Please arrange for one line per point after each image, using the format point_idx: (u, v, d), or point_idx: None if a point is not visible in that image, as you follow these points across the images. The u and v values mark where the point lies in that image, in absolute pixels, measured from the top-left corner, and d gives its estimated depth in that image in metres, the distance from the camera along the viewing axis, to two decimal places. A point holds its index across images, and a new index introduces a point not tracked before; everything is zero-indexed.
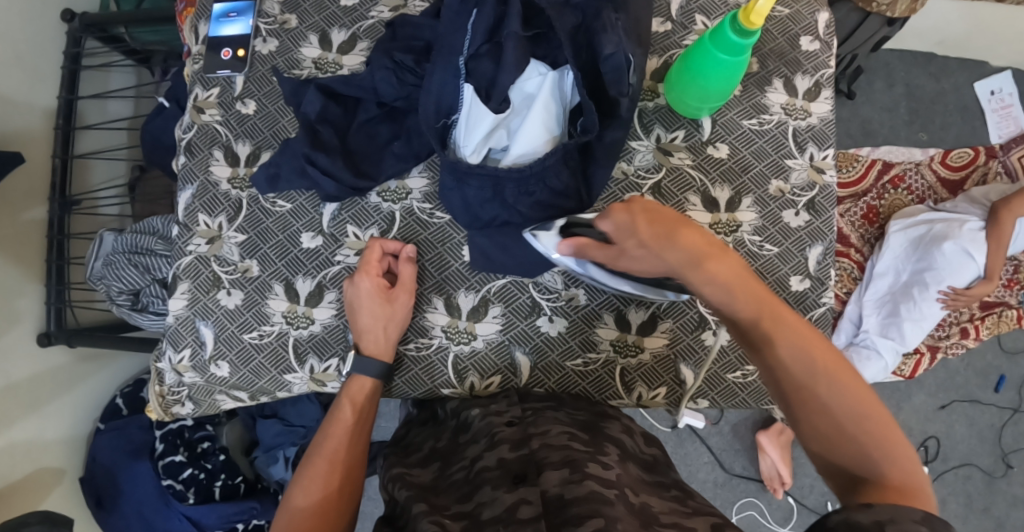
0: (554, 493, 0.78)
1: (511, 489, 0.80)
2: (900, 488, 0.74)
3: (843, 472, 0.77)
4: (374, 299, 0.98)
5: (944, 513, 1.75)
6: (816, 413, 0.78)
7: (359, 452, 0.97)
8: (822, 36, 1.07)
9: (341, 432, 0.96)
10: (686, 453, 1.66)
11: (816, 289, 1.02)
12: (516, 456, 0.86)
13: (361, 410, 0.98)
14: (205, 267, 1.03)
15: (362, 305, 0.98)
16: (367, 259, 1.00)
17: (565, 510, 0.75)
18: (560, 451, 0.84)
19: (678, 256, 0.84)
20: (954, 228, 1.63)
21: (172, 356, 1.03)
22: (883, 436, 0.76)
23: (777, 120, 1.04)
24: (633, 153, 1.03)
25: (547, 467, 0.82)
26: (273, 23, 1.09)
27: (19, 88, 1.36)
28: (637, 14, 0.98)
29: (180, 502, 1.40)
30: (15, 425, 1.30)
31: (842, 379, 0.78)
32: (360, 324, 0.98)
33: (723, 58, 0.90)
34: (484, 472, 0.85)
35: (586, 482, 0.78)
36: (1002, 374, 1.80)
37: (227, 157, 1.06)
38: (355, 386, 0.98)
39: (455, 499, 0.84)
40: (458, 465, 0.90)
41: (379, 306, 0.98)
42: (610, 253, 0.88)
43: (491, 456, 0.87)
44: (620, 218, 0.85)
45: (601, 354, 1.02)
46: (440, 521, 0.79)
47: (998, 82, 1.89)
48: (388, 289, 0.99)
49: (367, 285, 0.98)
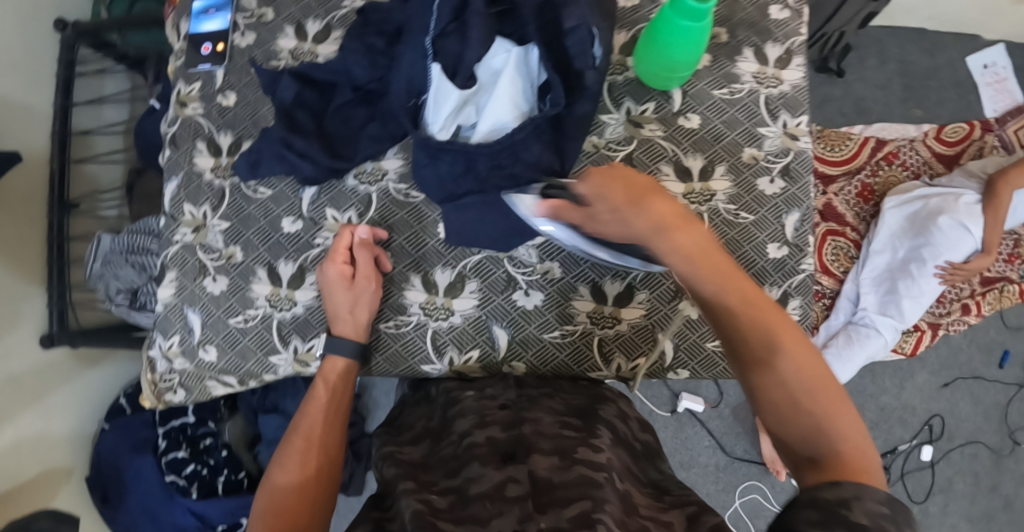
0: (542, 475, 0.79)
1: (499, 466, 0.82)
2: (844, 462, 0.74)
3: (798, 450, 0.76)
4: (339, 287, 0.99)
5: (951, 492, 1.73)
6: (770, 382, 0.78)
7: (338, 437, 0.98)
8: (791, 4, 1.08)
9: (316, 412, 0.98)
10: (687, 438, 1.65)
11: (795, 256, 1.02)
12: (507, 436, 0.86)
13: (334, 390, 1.00)
14: (191, 255, 1.05)
15: (329, 292, 1.00)
16: (335, 246, 1.01)
17: (552, 492, 0.77)
18: (551, 440, 0.84)
19: (643, 225, 0.86)
20: (949, 202, 1.63)
21: (162, 342, 1.06)
22: (830, 410, 0.76)
23: (749, 88, 1.05)
24: (603, 127, 1.04)
25: (537, 452, 0.82)
26: (251, 17, 1.11)
27: (16, 94, 1.39)
28: None
29: (184, 497, 1.43)
30: (20, 424, 1.32)
31: (802, 355, 0.78)
32: (330, 309, 1.00)
33: (685, 25, 0.91)
34: (472, 447, 0.86)
35: (574, 467, 0.80)
36: (1006, 350, 1.79)
37: (210, 148, 1.08)
38: (330, 367, 1.00)
39: (443, 474, 0.85)
40: (448, 439, 0.92)
41: (342, 292, 0.99)
42: (582, 215, 0.90)
43: (481, 433, 0.88)
44: (596, 180, 0.89)
45: (578, 326, 1.02)
46: (428, 500, 0.79)
47: (992, 56, 1.87)
48: (352, 276, 1.00)
49: (332, 273, 1.00)
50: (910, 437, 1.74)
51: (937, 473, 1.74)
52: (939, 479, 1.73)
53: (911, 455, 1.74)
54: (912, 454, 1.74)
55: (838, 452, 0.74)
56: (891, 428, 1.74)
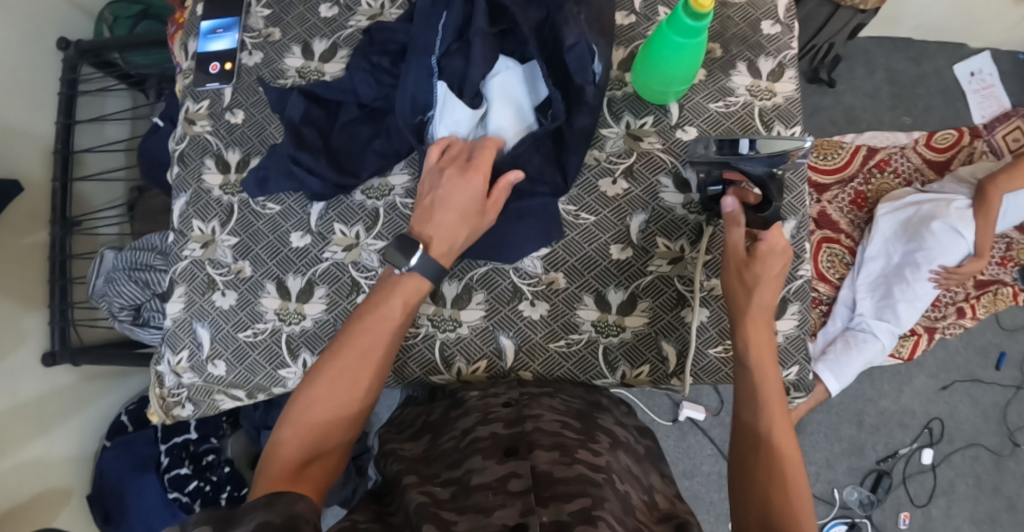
0: (544, 469, 0.81)
1: (501, 461, 0.84)
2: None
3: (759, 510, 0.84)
4: (470, 202, 0.96)
5: (953, 494, 1.75)
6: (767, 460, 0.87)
7: (384, 364, 0.95)
8: (782, 20, 1.11)
9: (377, 335, 0.94)
10: (689, 446, 1.67)
11: (792, 262, 1.05)
12: (509, 432, 0.88)
13: (407, 311, 0.96)
14: (201, 270, 1.07)
15: (457, 199, 0.95)
16: (485, 157, 0.96)
17: (552, 486, 0.79)
18: (551, 437, 0.87)
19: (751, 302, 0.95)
20: (941, 207, 1.66)
21: (171, 357, 1.07)
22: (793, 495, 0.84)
23: (743, 101, 1.07)
24: (603, 141, 1.06)
25: (538, 447, 0.85)
26: (258, 37, 1.14)
27: (18, 114, 1.41)
28: (598, 7, 1.03)
29: (186, 515, 1.43)
30: (23, 445, 1.33)
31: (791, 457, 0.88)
32: (445, 221, 0.96)
33: (678, 41, 0.94)
34: (475, 442, 0.88)
35: (574, 465, 0.82)
36: (1002, 352, 1.82)
37: (218, 165, 1.09)
38: (410, 284, 0.96)
39: (444, 466, 0.87)
40: (448, 435, 0.93)
41: (470, 212, 0.96)
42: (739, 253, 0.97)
43: (484, 429, 0.90)
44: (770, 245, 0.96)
45: (584, 335, 1.04)
46: (431, 492, 0.82)
47: (978, 63, 1.91)
48: (483, 200, 0.96)
49: (476, 185, 0.95)
50: (911, 441, 1.76)
51: (938, 476, 1.75)
52: (941, 482, 1.75)
53: (912, 459, 1.76)
54: (913, 457, 1.76)
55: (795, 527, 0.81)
56: (891, 432, 1.76)
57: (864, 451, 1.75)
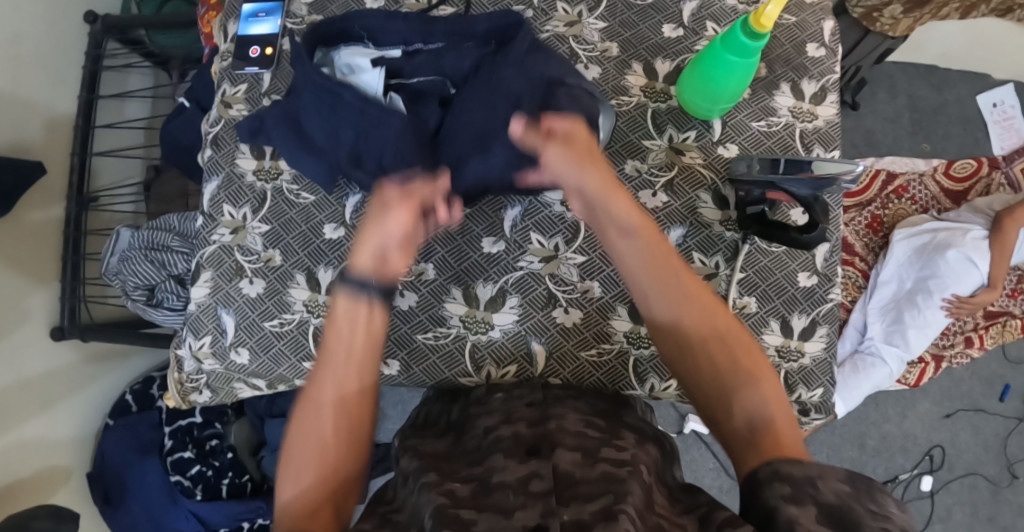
0: (565, 470, 0.81)
1: (523, 460, 0.83)
2: (775, 424, 0.87)
3: (742, 409, 0.89)
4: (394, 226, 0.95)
5: (950, 522, 1.76)
6: (699, 353, 0.93)
7: (365, 392, 0.93)
8: (827, 43, 1.11)
9: (347, 365, 0.93)
10: (692, 459, 1.67)
11: (823, 285, 1.05)
12: (532, 432, 0.87)
13: (371, 337, 0.95)
14: (229, 256, 1.06)
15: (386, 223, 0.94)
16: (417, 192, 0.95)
17: (574, 486, 0.79)
18: (575, 437, 0.86)
19: (597, 183, 0.96)
20: (957, 236, 1.66)
21: (193, 343, 1.06)
22: (743, 366, 0.91)
23: (785, 122, 1.07)
24: (646, 153, 1.07)
25: (561, 446, 0.84)
26: (300, 23, 1.13)
27: (40, 88, 1.39)
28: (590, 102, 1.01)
29: (187, 499, 1.40)
30: (26, 421, 1.31)
31: (724, 326, 0.93)
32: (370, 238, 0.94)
33: (732, 60, 0.95)
34: (497, 441, 0.87)
35: (598, 465, 0.82)
36: (1006, 384, 1.82)
37: (253, 150, 1.08)
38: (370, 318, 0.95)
39: (465, 464, 0.86)
40: (471, 433, 0.92)
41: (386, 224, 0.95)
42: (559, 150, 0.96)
43: (506, 428, 0.89)
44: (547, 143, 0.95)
45: (615, 345, 1.04)
46: (451, 490, 0.80)
47: (1001, 94, 1.92)
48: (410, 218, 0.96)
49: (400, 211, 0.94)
50: (911, 466, 1.76)
51: (936, 503, 1.76)
52: (938, 509, 1.76)
53: (912, 485, 1.76)
54: (912, 483, 1.76)
55: (773, 418, 0.88)
56: (892, 457, 1.77)
57: (864, 474, 1.76)
